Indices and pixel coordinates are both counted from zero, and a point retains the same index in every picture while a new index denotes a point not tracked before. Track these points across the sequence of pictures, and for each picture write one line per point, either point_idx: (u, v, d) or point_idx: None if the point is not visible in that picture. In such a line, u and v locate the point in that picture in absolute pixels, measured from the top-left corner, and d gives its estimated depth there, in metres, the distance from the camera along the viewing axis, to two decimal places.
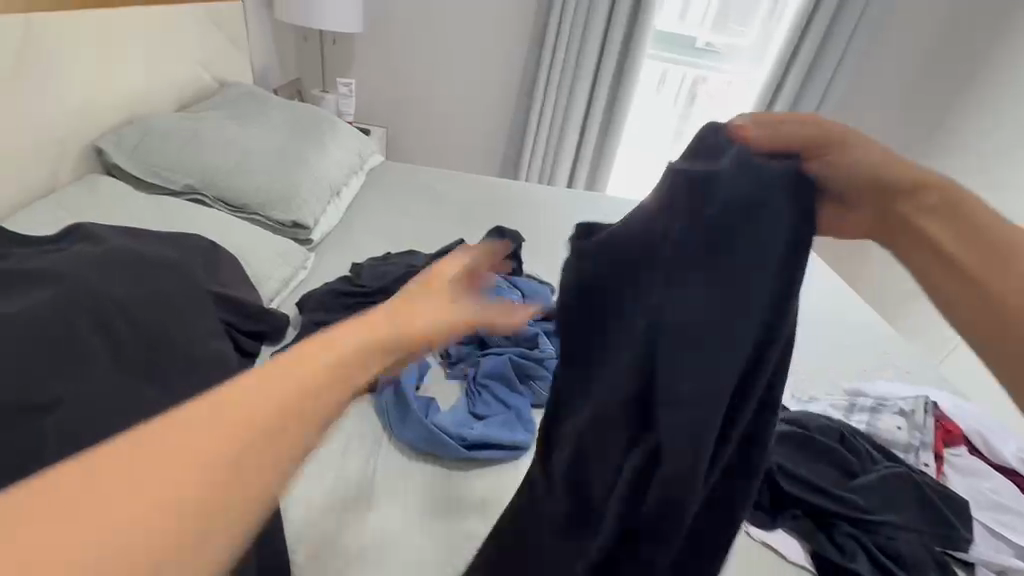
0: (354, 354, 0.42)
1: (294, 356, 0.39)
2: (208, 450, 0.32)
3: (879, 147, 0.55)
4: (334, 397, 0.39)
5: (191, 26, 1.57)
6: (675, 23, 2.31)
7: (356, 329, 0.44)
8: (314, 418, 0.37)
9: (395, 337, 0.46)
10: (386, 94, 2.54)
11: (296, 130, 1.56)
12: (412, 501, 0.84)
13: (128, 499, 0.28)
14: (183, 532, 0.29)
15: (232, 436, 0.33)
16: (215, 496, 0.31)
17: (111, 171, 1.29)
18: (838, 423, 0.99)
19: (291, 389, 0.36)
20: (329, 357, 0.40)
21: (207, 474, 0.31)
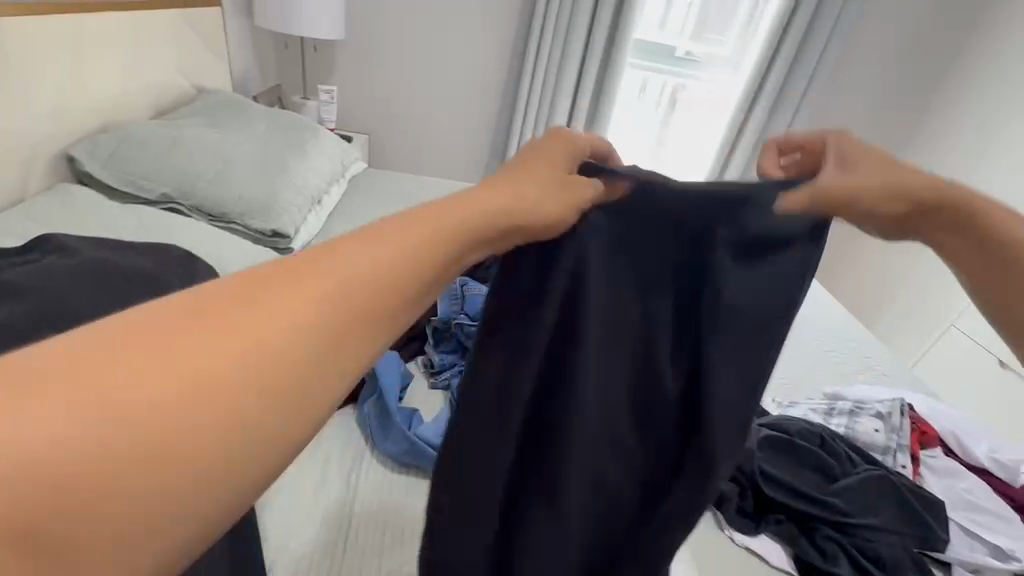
0: (390, 258, 0.35)
1: (322, 255, 0.34)
2: (220, 343, 0.28)
3: (881, 184, 0.49)
4: (364, 305, 0.33)
5: (167, 32, 1.54)
6: (656, 32, 2.34)
7: (392, 233, 0.37)
8: (337, 326, 0.31)
9: (441, 242, 0.38)
10: (369, 101, 2.53)
11: (277, 138, 1.55)
12: (395, 514, 0.82)
13: (122, 385, 0.25)
14: (188, 430, 0.25)
15: (245, 333, 0.29)
16: (226, 394, 0.27)
17: (83, 179, 1.25)
18: (818, 427, 1.00)
19: (315, 297, 0.31)
20: (358, 260, 0.34)
21: (211, 372, 0.27)
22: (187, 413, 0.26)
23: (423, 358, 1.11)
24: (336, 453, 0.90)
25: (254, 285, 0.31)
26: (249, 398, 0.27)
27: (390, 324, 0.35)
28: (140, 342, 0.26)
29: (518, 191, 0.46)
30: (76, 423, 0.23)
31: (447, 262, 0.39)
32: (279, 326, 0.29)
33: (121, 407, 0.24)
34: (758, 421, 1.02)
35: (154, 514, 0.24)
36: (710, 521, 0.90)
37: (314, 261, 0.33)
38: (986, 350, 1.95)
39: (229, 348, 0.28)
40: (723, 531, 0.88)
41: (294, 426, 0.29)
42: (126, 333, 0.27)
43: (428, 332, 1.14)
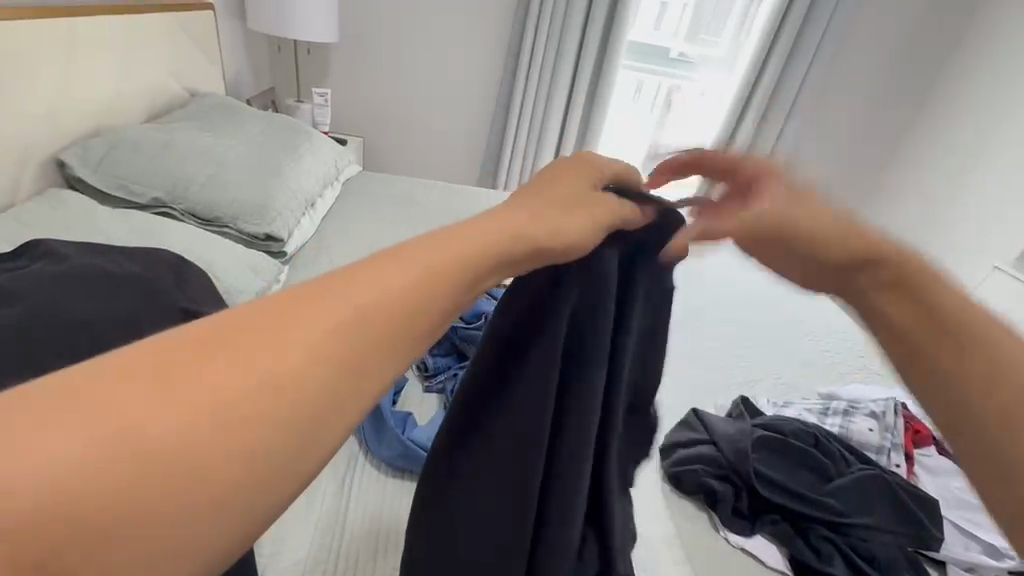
0: (418, 279, 0.34)
1: (348, 275, 0.33)
2: (249, 358, 0.27)
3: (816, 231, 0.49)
4: (391, 323, 0.32)
5: (159, 35, 1.53)
6: (651, 33, 2.35)
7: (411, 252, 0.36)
8: (365, 345, 0.30)
9: (469, 263, 0.37)
10: (362, 103, 2.53)
11: (272, 142, 1.54)
12: (389, 518, 0.82)
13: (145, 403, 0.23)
14: (217, 444, 0.24)
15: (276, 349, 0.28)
16: (255, 410, 0.26)
17: (74, 184, 1.25)
18: (812, 427, 1.00)
19: (332, 313, 0.30)
20: (385, 280, 0.33)
21: (239, 386, 0.26)
22: (215, 426, 0.24)
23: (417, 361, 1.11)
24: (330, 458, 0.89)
25: (281, 302, 0.30)
26: (279, 411, 0.26)
27: (416, 342, 0.34)
28: (172, 358, 0.26)
29: (549, 225, 0.44)
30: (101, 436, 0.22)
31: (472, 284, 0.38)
32: (301, 348, 0.28)
33: (147, 422, 0.23)
34: (752, 423, 1.02)
35: (180, 523, 0.23)
36: (704, 523, 0.91)
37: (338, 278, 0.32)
38: None
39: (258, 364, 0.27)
40: (717, 532, 0.89)
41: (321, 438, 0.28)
42: (155, 348, 0.26)
43: None
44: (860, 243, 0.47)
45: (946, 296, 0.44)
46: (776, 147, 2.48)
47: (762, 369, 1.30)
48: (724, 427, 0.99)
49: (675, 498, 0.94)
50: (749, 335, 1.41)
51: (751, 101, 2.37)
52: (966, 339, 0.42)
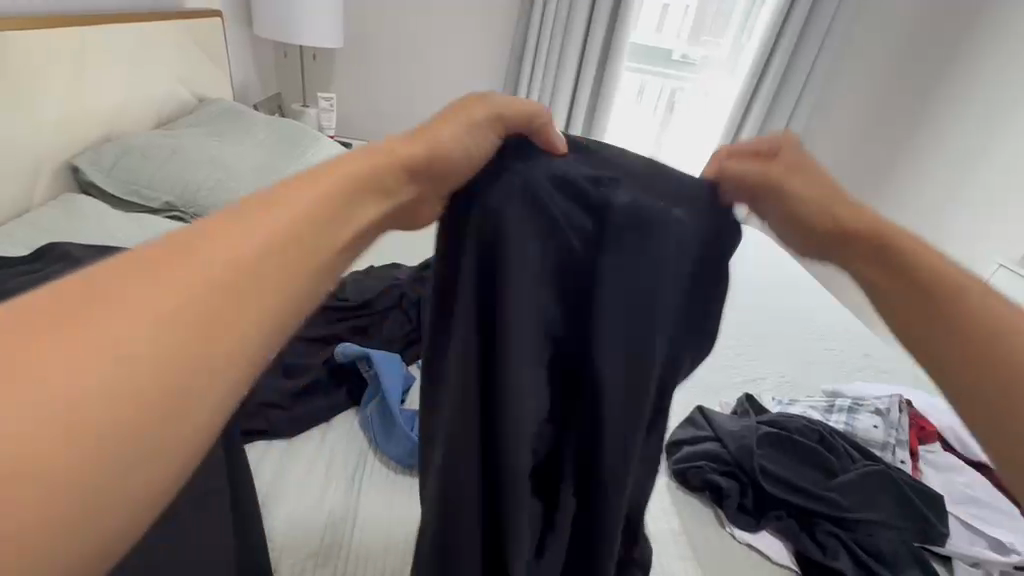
0: (313, 213, 0.37)
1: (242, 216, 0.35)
2: (155, 300, 0.28)
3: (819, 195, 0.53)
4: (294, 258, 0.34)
5: (167, 42, 1.56)
6: (653, 36, 2.36)
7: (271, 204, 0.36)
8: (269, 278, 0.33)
9: (357, 196, 0.41)
10: (371, 109, 2.55)
11: (279, 146, 1.56)
12: (398, 514, 0.83)
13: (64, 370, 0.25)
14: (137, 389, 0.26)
15: (185, 288, 0.29)
16: (173, 349, 0.28)
17: (87, 189, 1.27)
18: (817, 424, 1.01)
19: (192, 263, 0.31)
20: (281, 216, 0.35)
21: (153, 327, 0.28)
22: (141, 369, 0.26)
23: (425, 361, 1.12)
24: (339, 455, 0.91)
25: (179, 247, 0.32)
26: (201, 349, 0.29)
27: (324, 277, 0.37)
28: (81, 310, 0.27)
29: (428, 142, 0.47)
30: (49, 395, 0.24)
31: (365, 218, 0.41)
32: (206, 284, 0.30)
33: (73, 371, 0.25)
34: (756, 420, 1.02)
35: (127, 471, 0.26)
36: (711, 519, 0.91)
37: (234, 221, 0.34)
38: None
39: (166, 304, 0.28)
40: (723, 528, 0.90)
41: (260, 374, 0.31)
42: (61, 306, 0.27)
43: None
44: (854, 225, 0.50)
45: (944, 282, 0.45)
46: None
47: (765, 367, 1.31)
48: (728, 424, 1.00)
49: (681, 495, 0.95)
50: (753, 333, 1.42)
51: (754, 101, 2.37)
52: (976, 329, 0.43)
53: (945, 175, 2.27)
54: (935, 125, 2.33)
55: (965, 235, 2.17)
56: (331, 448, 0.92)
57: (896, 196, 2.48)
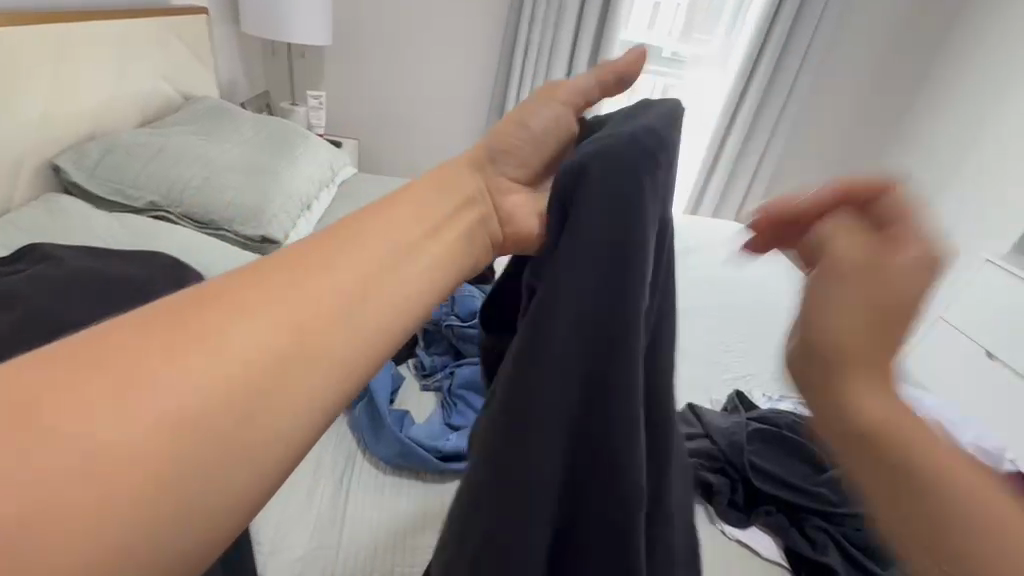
0: (379, 254, 0.44)
1: (323, 247, 0.44)
2: (256, 323, 0.36)
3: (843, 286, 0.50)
4: (360, 310, 0.41)
5: (152, 38, 1.54)
6: (645, 33, 2.36)
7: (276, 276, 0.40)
8: (341, 319, 0.40)
9: (401, 250, 0.46)
10: (360, 107, 2.54)
11: (266, 144, 1.55)
12: (388, 515, 0.83)
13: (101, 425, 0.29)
14: (223, 404, 0.33)
15: (281, 311, 0.38)
16: (256, 372, 0.35)
17: (69, 188, 1.25)
18: (807, 419, 1.01)
19: (215, 345, 0.34)
20: (354, 260, 0.43)
21: (249, 352, 0.35)
22: (218, 394, 0.33)
23: (414, 360, 1.11)
24: (327, 457, 0.90)
25: (273, 271, 0.40)
26: (280, 370, 0.36)
27: (389, 324, 0.43)
28: (200, 314, 0.36)
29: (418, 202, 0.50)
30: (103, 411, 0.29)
31: (429, 258, 0.48)
32: (292, 309, 0.38)
33: (176, 381, 0.32)
34: (745, 416, 1.03)
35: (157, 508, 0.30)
36: (703, 517, 0.91)
37: (317, 251, 0.43)
38: (974, 342, 1.96)
39: (266, 328, 0.36)
40: (715, 525, 0.89)
41: (302, 412, 0.36)
42: (153, 335, 0.34)
43: (419, 334, 1.14)
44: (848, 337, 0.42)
45: None
46: (770, 144, 2.50)
47: (755, 364, 1.31)
48: (719, 421, 1.00)
49: None
50: (742, 329, 1.43)
51: (744, 97, 2.38)
52: None
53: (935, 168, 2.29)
54: (928, 122, 2.34)
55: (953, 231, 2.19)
56: (321, 449, 0.91)
57: None
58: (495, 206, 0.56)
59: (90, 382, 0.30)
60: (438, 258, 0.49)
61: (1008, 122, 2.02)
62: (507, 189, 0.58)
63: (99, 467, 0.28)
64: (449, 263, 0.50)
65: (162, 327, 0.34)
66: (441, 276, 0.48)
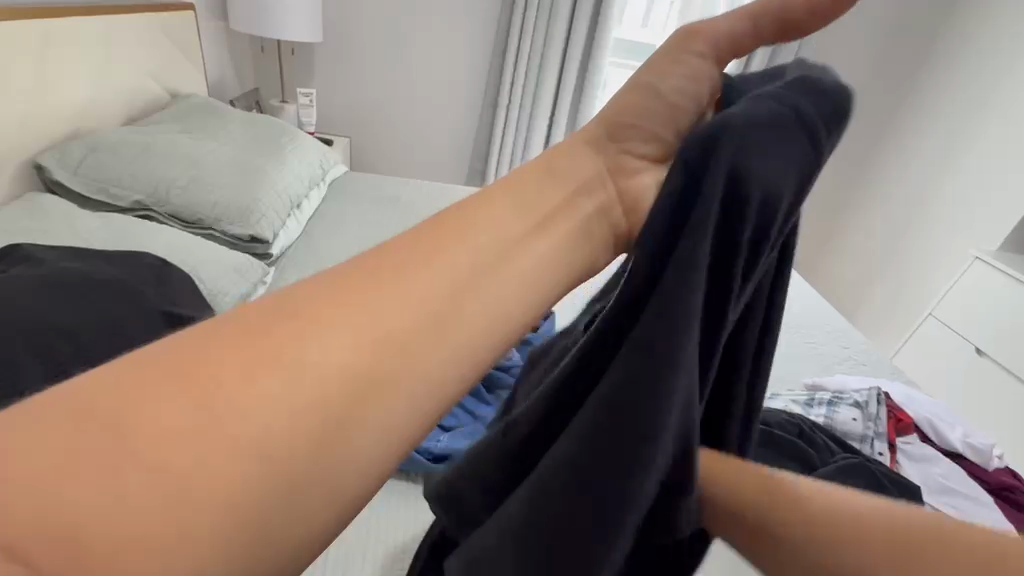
0: (479, 255, 0.39)
1: (422, 253, 0.39)
2: (340, 342, 0.33)
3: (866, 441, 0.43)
4: (447, 327, 0.37)
5: (138, 34, 1.51)
6: (638, 31, 2.36)
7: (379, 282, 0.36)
8: (429, 334, 0.36)
9: (500, 246, 0.40)
10: (351, 105, 2.51)
11: (254, 142, 1.53)
12: (378, 517, 0.83)
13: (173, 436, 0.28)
14: (301, 431, 0.31)
15: (365, 326, 0.34)
16: (336, 394, 0.32)
17: (52, 188, 1.23)
18: (797, 418, 1.02)
19: (302, 358, 0.32)
20: (446, 263, 0.38)
21: (330, 368, 0.33)
22: (299, 426, 0.31)
23: None
24: None
25: (359, 285, 0.36)
26: (359, 396, 0.33)
27: (484, 338, 0.38)
28: (281, 334, 0.33)
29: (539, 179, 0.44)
30: (164, 429, 0.28)
31: (536, 256, 0.41)
32: (380, 323, 0.35)
33: (255, 411, 0.30)
34: None
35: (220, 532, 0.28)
36: None
37: (406, 259, 0.38)
38: (964, 339, 1.97)
39: (350, 349, 0.33)
40: None
41: (378, 438, 0.33)
42: (241, 341, 0.32)
43: None
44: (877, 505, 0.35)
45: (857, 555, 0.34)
46: None
47: None
48: None
49: None
50: None
51: None
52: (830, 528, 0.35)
53: (925, 165, 2.30)
54: (921, 122, 2.35)
55: (943, 228, 2.20)
56: None
57: (871, 194, 2.52)
58: (618, 192, 0.45)
59: (168, 404, 0.29)
60: (548, 256, 0.41)
61: (997, 122, 2.06)
62: (632, 166, 0.46)
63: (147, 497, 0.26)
64: (561, 268, 0.42)
65: (241, 350, 0.32)
66: (549, 278, 0.41)
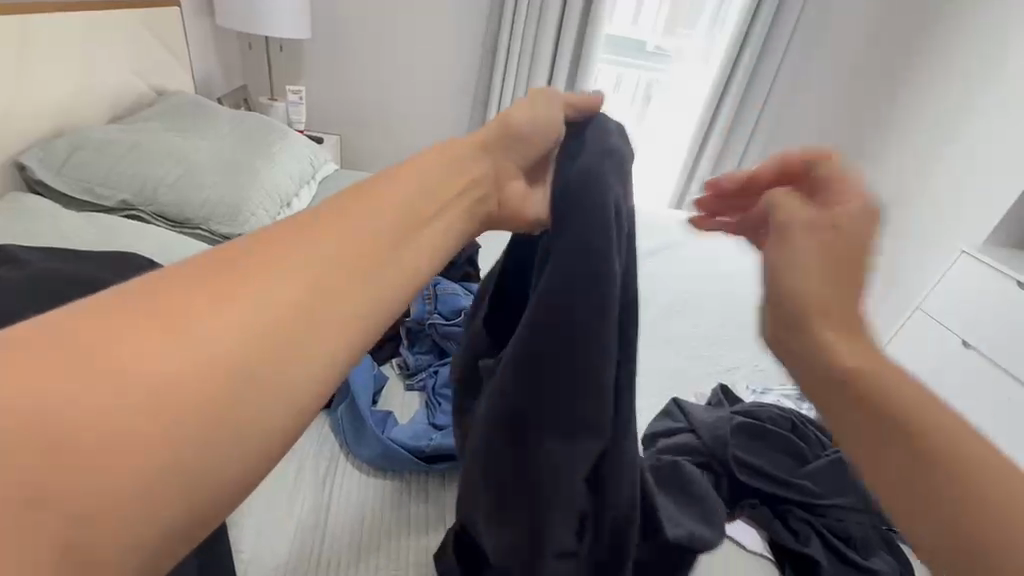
0: (373, 233, 0.42)
1: (397, 174, 0.49)
2: (330, 255, 0.39)
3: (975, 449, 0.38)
4: (403, 258, 0.43)
5: (123, 33, 1.49)
6: (628, 27, 2.35)
7: (298, 247, 0.39)
8: (395, 252, 0.43)
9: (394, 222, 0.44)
10: (341, 101, 2.49)
11: (244, 140, 1.51)
12: (373, 517, 0.82)
13: (54, 475, 0.27)
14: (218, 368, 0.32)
15: (262, 299, 0.35)
16: (259, 331, 0.34)
17: (34, 187, 1.21)
18: (789, 412, 1.02)
19: (245, 300, 0.35)
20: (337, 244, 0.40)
21: (224, 344, 0.33)
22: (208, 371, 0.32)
23: (397, 359, 1.10)
24: (310, 458, 0.89)
25: (356, 194, 0.45)
26: (321, 318, 0.37)
27: (362, 309, 0.39)
28: (213, 286, 0.35)
29: (414, 185, 0.48)
30: (29, 476, 0.27)
31: (429, 234, 0.47)
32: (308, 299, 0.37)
33: (227, 318, 0.33)
34: (731, 410, 1.02)
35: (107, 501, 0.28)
36: None
37: (392, 180, 0.48)
38: (952, 331, 2.00)
39: (331, 258, 0.39)
40: None
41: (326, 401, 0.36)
42: (147, 301, 0.33)
43: (402, 333, 1.13)
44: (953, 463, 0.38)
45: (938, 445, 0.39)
46: (750, 141, 2.52)
47: (739, 357, 1.32)
48: (703, 414, 0.98)
49: None
50: (725, 323, 1.44)
51: (727, 90, 2.38)
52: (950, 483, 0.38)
53: (912, 163, 2.29)
54: (908, 118, 2.32)
55: (932, 228, 2.20)
56: (303, 450, 0.90)
57: None
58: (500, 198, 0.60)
59: (101, 318, 0.31)
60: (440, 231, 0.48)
61: (983, 123, 2.06)
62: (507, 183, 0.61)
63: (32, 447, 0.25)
64: (470, 214, 0.54)
65: (247, 250, 0.38)
66: (440, 250, 0.48)
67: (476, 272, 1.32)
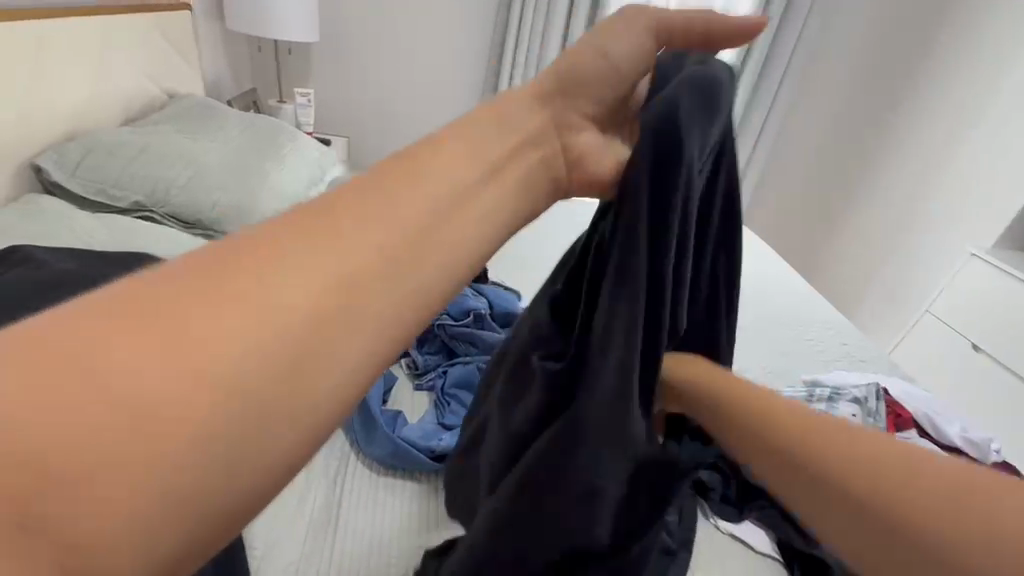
0: (422, 207, 0.39)
1: (444, 138, 0.45)
2: (379, 224, 0.37)
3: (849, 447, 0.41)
4: (447, 227, 0.40)
5: (134, 36, 1.51)
6: None
7: (343, 223, 0.36)
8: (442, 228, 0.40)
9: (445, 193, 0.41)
10: (348, 103, 2.51)
11: (254, 143, 1.52)
12: (383, 517, 0.82)
13: None
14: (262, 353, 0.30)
15: (305, 281, 0.33)
16: (303, 316, 0.32)
17: (50, 189, 1.23)
18: None
19: (287, 280, 0.33)
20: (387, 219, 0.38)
21: (266, 328, 0.31)
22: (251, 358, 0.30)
23: (406, 360, 1.11)
24: (322, 457, 0.90)
25: (398, 160, 0.42)
26: (358, 293, 0.35)
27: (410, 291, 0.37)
28: (251, 266, 0.33)
29: (461, 149, 0.44)
30: None
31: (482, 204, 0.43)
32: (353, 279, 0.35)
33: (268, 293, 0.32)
34: None
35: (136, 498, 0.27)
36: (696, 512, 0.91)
37: (441, 143, 0.44)
38: (958, 334, 2.00)
39: (383, 235, 0.37)
40: (708, 518, 0.90)
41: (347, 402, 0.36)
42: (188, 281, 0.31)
43: None
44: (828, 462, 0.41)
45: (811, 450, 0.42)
46: (756, 143, 2.52)
47: (746, 358, 1.33)
48: None
49: None
50: (732, 324, 1.44)
51: None
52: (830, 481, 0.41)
53: (918, 166, 2.29)
54: (916, 116, 2.31)
55: (937, 230, 2.20)
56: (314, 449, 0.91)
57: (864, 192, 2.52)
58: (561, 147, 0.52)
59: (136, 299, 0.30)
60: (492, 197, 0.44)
61: (990, 125, 2.06)
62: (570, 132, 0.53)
63: (66, 449, 0.25)
64: (530, 172, 0.49)
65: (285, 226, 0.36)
66: (492, 221, 0.44)
67: (484, 272, 1.32)
